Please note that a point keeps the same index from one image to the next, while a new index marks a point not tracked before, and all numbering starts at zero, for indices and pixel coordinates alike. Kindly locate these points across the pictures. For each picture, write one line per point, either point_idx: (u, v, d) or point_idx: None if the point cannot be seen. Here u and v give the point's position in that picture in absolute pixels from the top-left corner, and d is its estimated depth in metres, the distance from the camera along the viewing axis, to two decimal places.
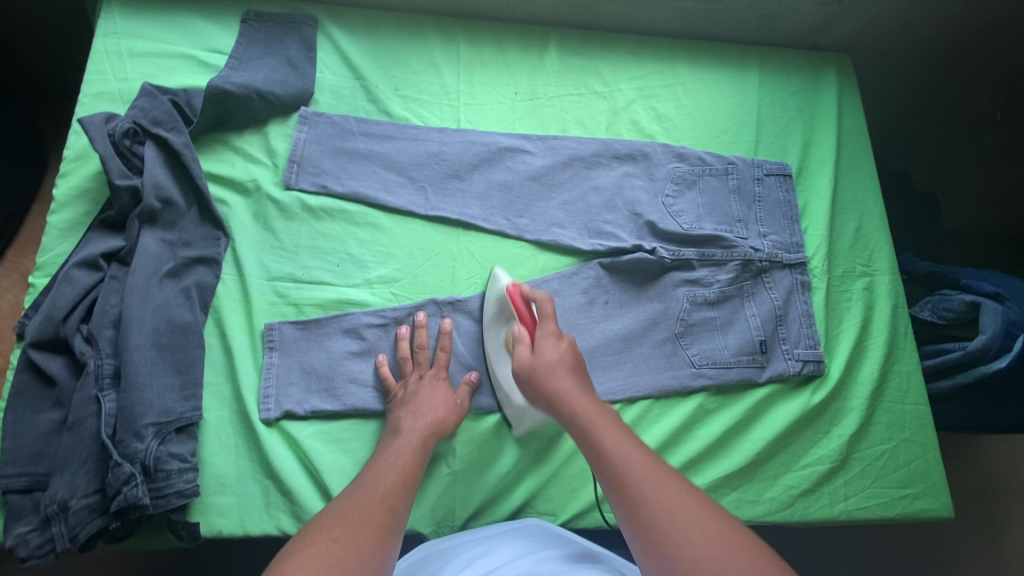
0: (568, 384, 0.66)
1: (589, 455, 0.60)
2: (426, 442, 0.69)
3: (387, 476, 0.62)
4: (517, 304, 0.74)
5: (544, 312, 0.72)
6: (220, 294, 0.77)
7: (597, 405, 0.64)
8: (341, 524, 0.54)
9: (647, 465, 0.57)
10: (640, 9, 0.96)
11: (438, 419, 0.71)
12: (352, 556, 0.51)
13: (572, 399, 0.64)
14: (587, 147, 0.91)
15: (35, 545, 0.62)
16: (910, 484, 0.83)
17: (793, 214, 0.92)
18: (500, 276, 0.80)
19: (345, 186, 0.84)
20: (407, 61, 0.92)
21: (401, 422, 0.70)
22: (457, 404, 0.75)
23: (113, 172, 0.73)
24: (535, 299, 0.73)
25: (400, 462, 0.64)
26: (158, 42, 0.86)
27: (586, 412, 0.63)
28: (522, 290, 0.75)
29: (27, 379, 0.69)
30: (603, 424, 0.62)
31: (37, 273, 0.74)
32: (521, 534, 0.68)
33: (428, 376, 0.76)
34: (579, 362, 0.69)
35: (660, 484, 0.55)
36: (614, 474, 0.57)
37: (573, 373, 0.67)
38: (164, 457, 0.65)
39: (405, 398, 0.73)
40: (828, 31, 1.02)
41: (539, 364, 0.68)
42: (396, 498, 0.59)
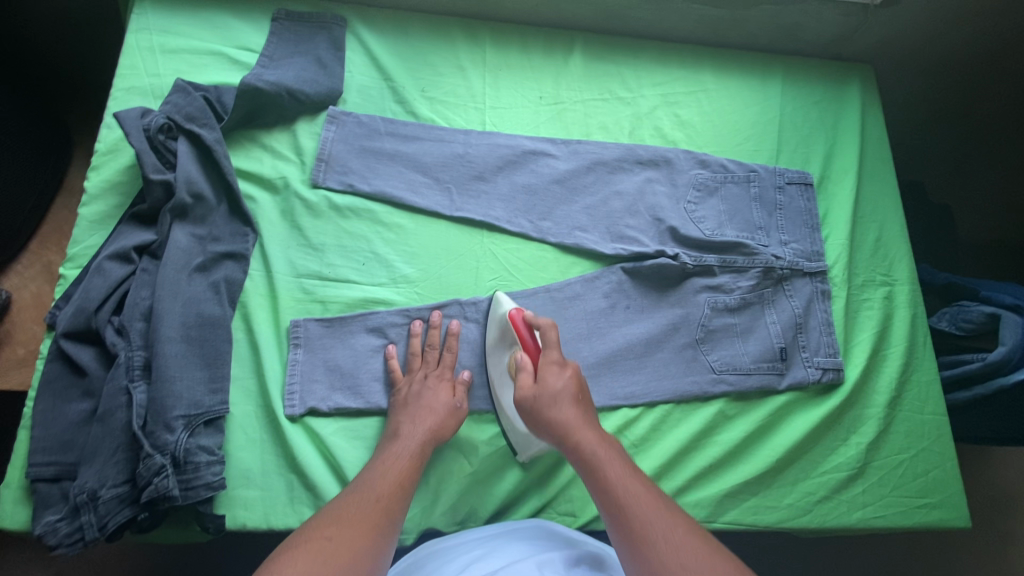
0: (573, 417, 0.66)
1: (595, 492, 0.61)
2: (425, 447, 0.68)
3: (384, 476, 0.62)
4: (522, 332, 0.73)
5: (548, 340, 0.71)
6: (248, 290, 0.78)
7: (602, 439, 0.65)
8: (335, 523, 0.55)
9: (655, 509, 0.57)
10: (666, 16, 0.97)
11: (436, 426, 0.71)
12: (345, 554, 0.52)
13: (578, 433, 0.65)
14: (610, 151, 0.92)
15: (64, 534, 0.63)
16: (927, 493, 0.83)
17: (814, 223, 0.92)
18: (501, 301, 0.79)
19: (372, 185, 0.84)
20: (435, 63, 0.93)
21: (400, 426, 0.70)
22: (456, 408, 0.74)
23: (147, 167, 0.73)
24: (538, 326, 0.73)
25: (398, 463, 0.65)
26: (190, 38, 0.87)
27: (591, 446, 0.64)
28: (525, 316, 0.74)
29: (57, 369, 0.69)
30: (609, 460, 0.62)
31: (68, 265, 0.75)
32: (525, 533, 0.68)
33: (433, 376, 0.76)
34: (583, 393, 0.69)
35: (666, 524, 0.56)
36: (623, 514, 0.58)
37: (578, 406, 0.67)
38: (193, 449, 0.66)
39: (409, 397, 0.73)
40: (851, 41, 1.02)
41: (541, 394, 0.67)
42: (391, 500, 0.60)
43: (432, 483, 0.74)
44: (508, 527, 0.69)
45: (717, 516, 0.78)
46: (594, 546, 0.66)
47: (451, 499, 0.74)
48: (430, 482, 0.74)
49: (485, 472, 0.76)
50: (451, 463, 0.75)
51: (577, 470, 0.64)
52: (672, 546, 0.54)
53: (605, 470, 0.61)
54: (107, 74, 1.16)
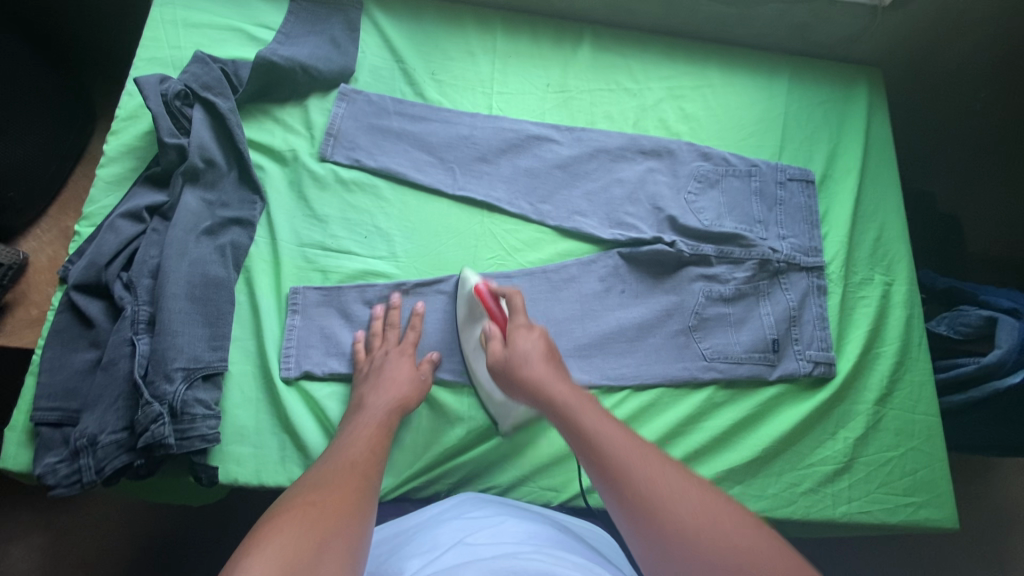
0: (544, 371, 0.67)
1: (572, 439, 0.61)
2: (392, 416, 0.70)
3: (354, 449, 0.63)
4: (488, 302, 0.76)
5: (514, 306, 0.73)
6: (253, 255, 0.80)
7: (576, 389, 0.65)
8: (317, 489, 0.55)
9: (630, 444, 0.57)
10: (674, 12, 0.99)
11: (403, 395, 0.72)
12: (332, 513, 0.51)
13: (551, 385, 0.65)
14: (614, 140, 0.94)
15: (63, 475, 0.65)
16: (914, 492, 0.83)
17: (813, 220, 0.93)
18: (467, 276, 0.81)
19: (378, 161, 0.87)
20: (446, 48, 0.96)
21: (365, 398, 0.72)
22: (420, 380, 0.76)
23: (163, 131, 0.76)
24: (503, 294, 0.75)
25: (365, 434, 0.65)
26: (212, 14, 0.91)
27: (565, 397, 0.64)
28: (490, 287, 0.77)
29: (67, 319, 0.72)
30: (585, 408, 0.62)
31: (83, 223, 0.78)
32: (471, 503, 0.70)
33: (394, 352, 0.77)
34: (552, 351, 0.70)
35: (640, 455, 0.56)
36: (597, 451, 0.57)
37: (549, 363, 0.68)
38: (190, 401, 0.68)
39: (372, 371, 0.75)
40: (860, 43, 1.03)
41: (511, 357, 0.69)
42: (368, 465, 0.61)
43: (421, 452, 0.76)
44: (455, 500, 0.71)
45: None
46: (532, 514, 0.69)
47: (438, 469, 0.76)
48: (418, 452, 0.76)
49: (471, 446, 0.78)
50: (439, 433, 0.77)
51: (551, 420, 0.64)
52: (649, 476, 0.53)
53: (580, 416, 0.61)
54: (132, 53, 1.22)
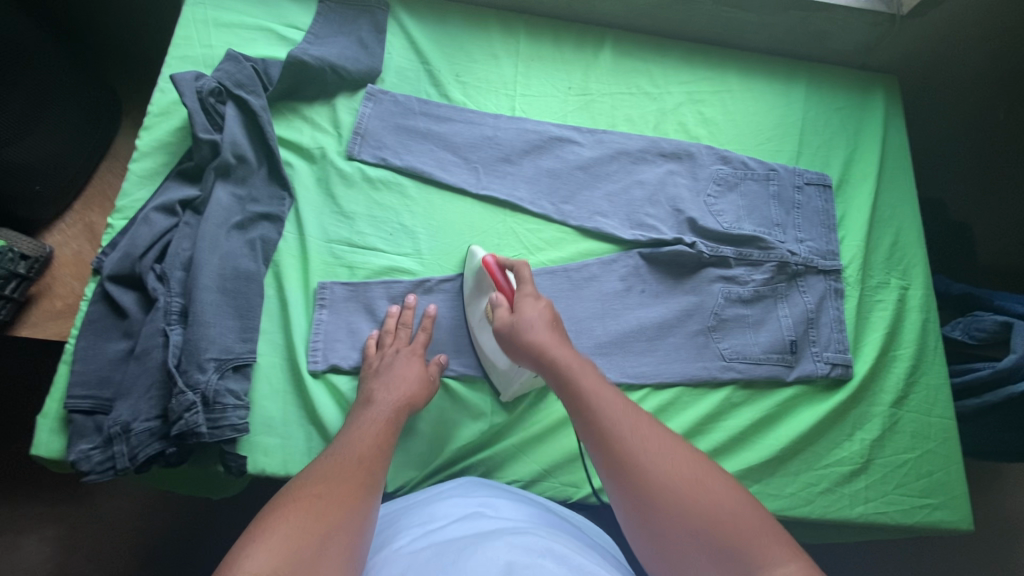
0: (548, 337, 0.65)
1: (573, 407, 0.60)
2: (400, 414, 0.69)
3: (363, 440, 0.62)
4: (496, 275, 0.76)
5: (522, 276, 0.73)
6: (282, 250, 0.82)
7: (578, 356, 0.64)
8: (324, 484, 0.54)
9: (631, 419, 0.57)
10: (695, 18, 1.01)
11: (410, 393, 0.71)
12: (337, 510, 0.51)
13: (554, 351, 0.64)
14: (634, 142, 0.95)
15: (96, 461, 0.66)
16: (930, 494, 0.83)
17: (830, 224, 0.94)
18: (477, 251, 0.82)
19: (403, 160, 0.88)
20: (471, 51, 0.97)
21: (373, 393, 0.70)
22: (428, 380, 0.75)
23: (197, 126, 0.78)
24: (512, 267, 0.75)
25: (374, 429, 0.64)
26: (243, 14, 0.92)
27: (567, 364, 0.63)
28: (499, 260, 0.77)
29: (100, 309, 0.74)
30: (588, 378, 0.61)
31: (116, 216, 0.80)
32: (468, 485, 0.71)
33: (405, 351, 0.76)
34: (556, 321, 0.68)
35: (636, 427, 0.56)
36: (597, 424, 0.57)
37: (552, 330, 0.67)
38: (222, 391, 0.69)
39: (381, 368, 0.74)
40: (877, 51, 1.04)
41: (514, 324, 0.68)
42: (374, 460, 0.60)
43: (445, 446, 0.77)
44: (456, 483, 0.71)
45: None
46: (534, 505, 0.69)
47: (460, 463, 0.78)
48: (442, 446, 0.77)
49: (493, 441, 0.79)
50: (462, 427, 0.79)
51: (553, 386, 0.64)
52: (647, 452, 0.54)
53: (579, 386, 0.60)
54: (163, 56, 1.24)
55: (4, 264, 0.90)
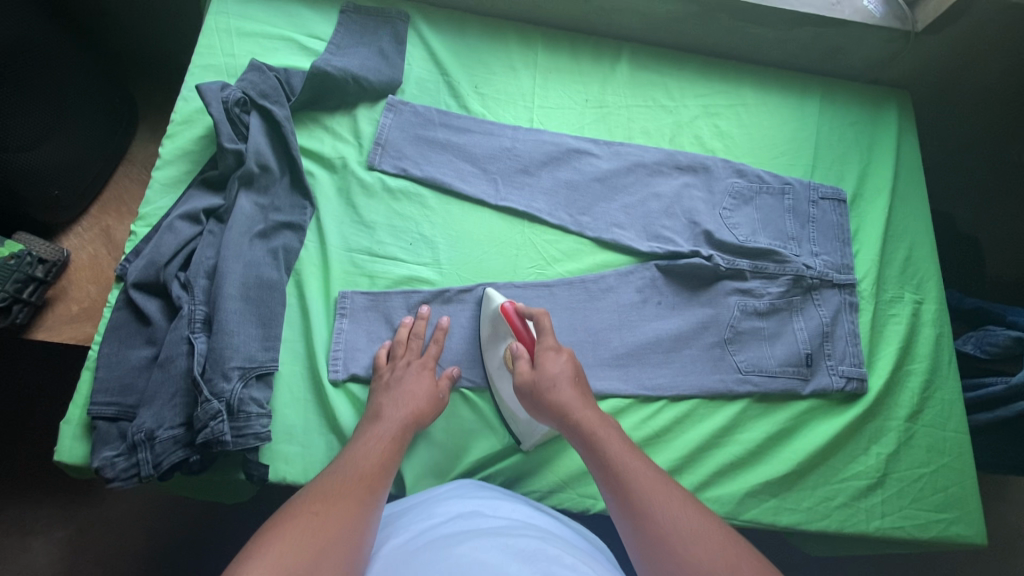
0: (571, 396, 0.68)
1: (599, 473, 0.62)
2: (405, 431, 0.69)
3: (365, 458, 0.63)
4: (513, 321, 0.77)
5: (542, 327, 0.75)
6: (303, 259, 0.82)
7: (603, 419, 0.66)
8: (321, 499, 0.55)
9: (654, 485, 0.59)
10: (710, 32, 1.02)
11: (418, 410, 0.71)
12: (331, 526, 0.52)
13: (579, 414, 0.66)
14: (650, 155, 0.96)
15: (120, 468, 0.67)
16: (945, 509, 0.84)
17: (845, 237, 0.95)
18: (492, 296, 0.82)
19: (423, 171, 0.89)
20: (490, 62, 0.98)
21: (382, 408, 0.70)
22: (437, 397, 0.75)
23: (223, 136, 0.79)
24: (531, 315, 0.76)
25: (375, 448, 0.64)
26: (265, 24, 0.93)
27: (592, 427, 0.65)
28: (517, 307, 0.78)
29: (124, 316, 0.74)
30: (612, 442, 0.63)
31: (139, 223, 0.81)
32: (470, 487, 0.71)
33: (416, 364, 0.76)
34: (579, 375, 0.71)
35: (659, 495, 0.57)
36: (623, 491, 0.59)
37: (576, 387, 0.69)
38: (246, 400, 0.70)
39: (391, 381, 0.74)
40: (890, 66, 1.05)
41: (539, 378, 0.70)
42: (374, 477, 0.61)
43: (465, 456, 0.78)
44: (460, 484, 0.72)
45: (738, 513, 0.80)
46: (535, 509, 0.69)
47: (478, 474, 0.78)
48: (460, 455, 0.78)
49: (510, 452, 0.80)
50: (479, 437, 0.79)
51: (578, 449, 0.66)
52: (668, 515, 0.56)
53: (605, 448, 0.63)
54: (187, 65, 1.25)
55: (21, 269, 0.90)
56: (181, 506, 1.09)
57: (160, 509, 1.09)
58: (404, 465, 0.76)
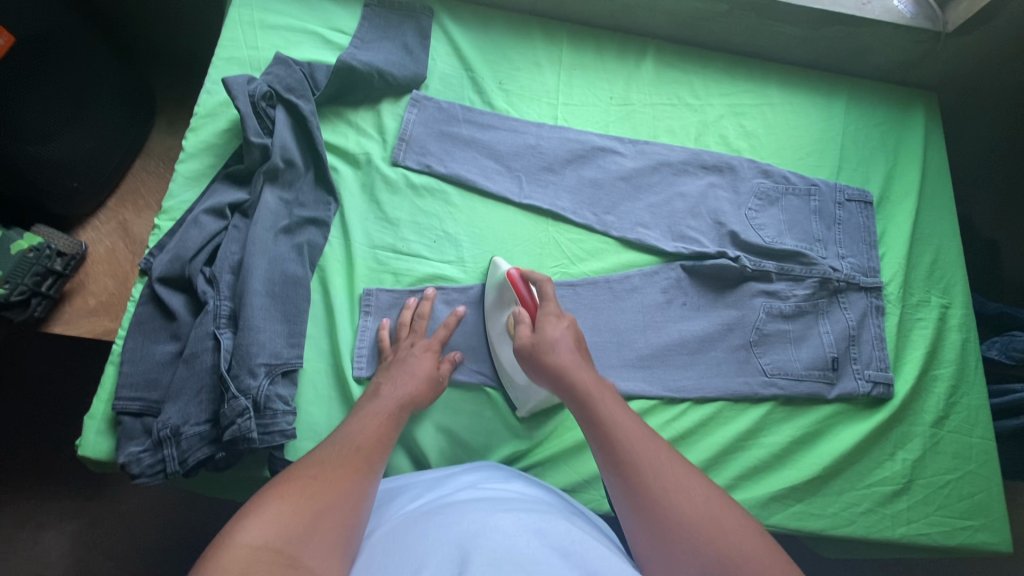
0: (570, 359, 0.66)
1: (591, 432, 0.61)
2: (403, 410, 0.67)
3: (366, 428, 0.61)
4: (520, 288, 0.76)
5: (544, 293, 0.74)
6: (327, 255, 0.82)
7: (598, 380, 0.65)
8: (320, 465, 0.54)
9: (649, 447, 0.57)
10: (737, 30, 1.00)
11: (417, 391, 0.70)
12: (332, 491, 0.51)
13: (576, 374, 0.65)
14: (676, 154, 0.95)
15: (146, 464, 0.66)
16: (972, 516, 0.83)
17: (872, 240, 0.93)
18: (500, 263, 0.81)
19: (447, 167, 0.88)
20: (514, 59, 0.97)
21: (381, 387, 0.69)
22: (437, 380, 0.74)
23: (249, 130, 0.78)
24: (536, 281, 0.75)
25: (375, 421, 0.63)
26: (288, 17, 0.92)
27: (588, 388, 0.63)
28: (523, 273, 0.77)
29: (149, 311, 0.74)
30: (607, 404, 0.62)
31: (163, 217, 0.80)
32: (477, 465, 0.71)
33: (419, 346, 0.75)
34: (581, 343, 0.70)
35: (654, 456, 0.57)
36: (616, 452, 0.57)
37: (577, 354, 0.67)
38: (272, 397, 0.69)
39: (394, 361, 0.74)
40: (918, 68, 1.04)
41: (537, 342, 0.68)
42: (372, 449, 0.59)
43: (489, 455, 0.78)
44: (474, 465, 0.71)
45: (763, 517, 0.80)
46: (536, 486, 0.69)
47: None
48: (483, 455, 0.78)
49: (533, 452, 0.79)
50: (502, 436, 0.79)
51: (572, 409, 0.64)
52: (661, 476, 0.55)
53: (596, 405, 0.62)
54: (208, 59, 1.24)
55: (40, 262, 0.90)
56: (197, 500, 1.08)
57: (176, 503, 1.08)
58: (429, 464, 0.76)
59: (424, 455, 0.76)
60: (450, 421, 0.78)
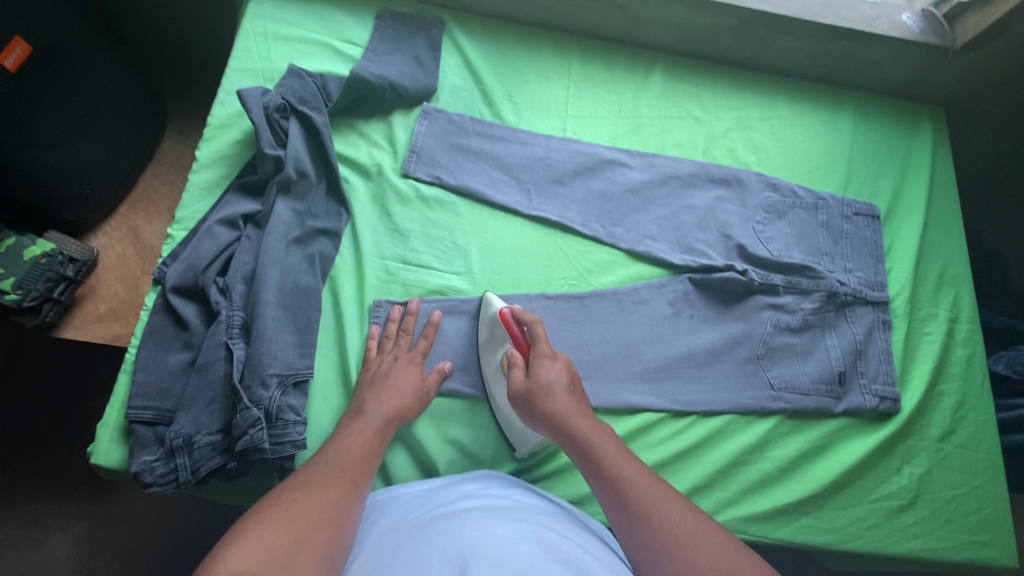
0: (568, 405, 0.67)
1: (596, 481, 0.61)
2: (389, 425, 0.68)
3: (349, 448, 0.62)
4: (511, 326, 0.76)
5: (536, 335, 0.74)
6: (338, 265, 0.82)
7: (596, 425, 0.66)
8: (303, 487, 0.55)
9: (652, 489, 0.59)
10: (745, 44, 1.01)
11: (402, 405, 0.70)
12: (314, 512, 0.52)
13: (574, 422, 0.65)
14: (684, 167, 0.95)
15: (159, 473, 0.67)
16: (978, 531, 0.83)
17: (879, 254, 0.93)
18: (490, 300, 0.81)
19: (458, 179, 0.89)
20: (524, 72, 0.98)
21: (365, 403, 0.69)
22: (422, 392, 0.74)
23: (263, 142, 0.79)
24: (526, 322, 0.75)
25: (360, 439, 0.64)
26: (301, 29, 0.93)
27: (587, 435, 0.64)
28: (514, 312, 0.77)
29: (162, 320, 0.75)
30: (608, 450, 0.63)
31: (176, 227, 0.81)
32: (470, 476, 0.71)
33: (403, 359, 0.76)
34: (576, 384, 0.70)
35: (658, 499, 0.58)
36: (621, 499, 0.59)
37: (573, 397, 0.68)
38: (284, 407, 0.70)
39: (377, 375, 0.73)
40: (924, 83, 1.05)
41: (533, 387, 0.69)
42: (357, 468, 0.60)
43: (497, 466, 0.78)
44: (467, 475, 0.72)
45: (770, 531, 0.80)
46: (537, 496, 0.69)
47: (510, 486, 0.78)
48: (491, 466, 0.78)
49: (541, 463, 0.79)
50: (510, 449, 0.79)
51: (574, 457, 0.65)
52: (666, 514, 0.57)
53: (599, 450, 0.63)
54: (220, 69, 1.26)
55: (53, 268, 0.91)
56: (204, 506, 1.09)
57: (184, 508, 1.09)
58: (437, 475, 0.76)
59: (433, 466, 0.76)
60: (458, 432, 0.78)
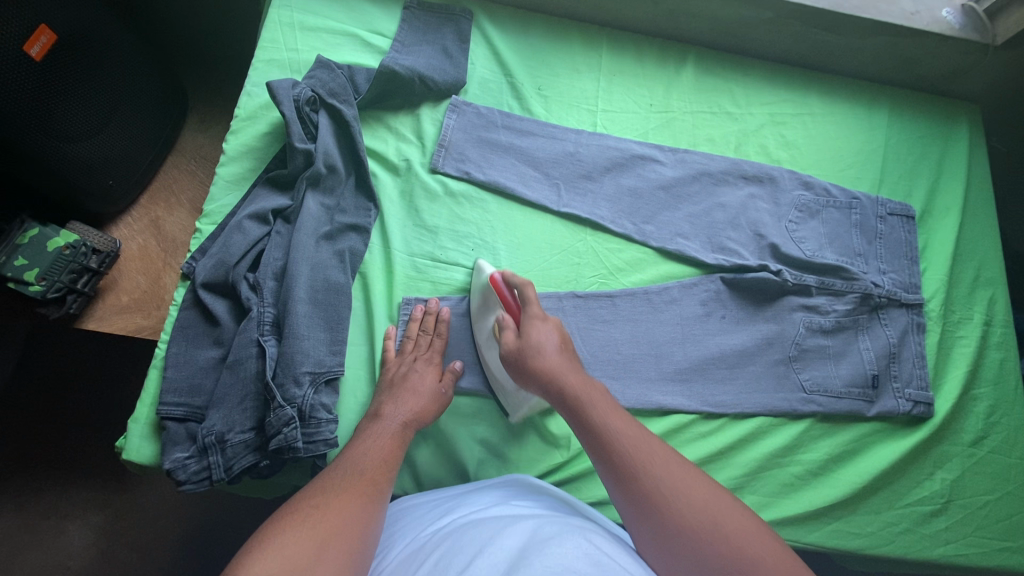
0: (559, 363, 0.67)
1: (588, 438, 0.61)
2: (406, 429, 0.68)
3: (368, 453, 0.62)
4: (501, 291, 0.75)
5: (526, 297, 0.73)
6: (368, 262, 0.81)
7: (588, 381, 0.65)
8: (322, 494, 0.54)
9: (644, 445, 0.59)
10: (780, 38, 0.99)
11: (419, 409, 0.70)
12: (335, 519, 0.52)
13: (565, 378, 0.65)
14: (716, 163, 0.94)
15: (193, 471, 0.67)
16: (1009, 537, 0.82)
17: (913, 255, 0.92)
18: (483, 267, 0.80)
19: (486, 175, 0.87)
20: (554, 64, 0.96)
21: (382, 408, 0.69)
22: (440, 394, 0.73)
23: (294, 136, 0.77)
24: (517, 285, 0.74)
25: (380, 444, 0.63)
26: (327, 18, 0.92)
27: (578, 392, 0.64)
28: (505, 276, 0.76)
29: (192, 316, 0.74)
30: (600, 405, 0.63)
31: (204, 220, 0.80)
32: (495, 481, 0.70)
33: (422, 360, 0.75)
34: (568, 343, 0.70)
35: (649, 455, 0.58)
36: (613, 455, 0.59)
37: (565, 357, 0.68)
38: (317, 406, 0.69)
39: (397, 378, 0.72)
40: (962, 80, 1.02)
41: (522, 348, 0.68)
42: (377, 473, 0.60)
43: (527, 466, 0.78)
44: (493, 480, 0.71)
45: (800, 535, 0.79)
46: (561, 502, 0.68)
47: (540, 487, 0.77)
48: (521, 465, 0.77)
49: (571, 464, 0.78)
50: (539, 449, 0.78)
51: (565, 414, 0.65)
52: (659, 470, 0.57)
53: (589, 406, 0.63)
54: (239, 60, 1.24)
55: (76, 260, 0.90)
56: (226, 497, 1.09)
57: (206, 500, 1.09)
58: (466, 474, 0.76)
59: (462, 465, 0.76)
60: (488, 432, 0.78)
